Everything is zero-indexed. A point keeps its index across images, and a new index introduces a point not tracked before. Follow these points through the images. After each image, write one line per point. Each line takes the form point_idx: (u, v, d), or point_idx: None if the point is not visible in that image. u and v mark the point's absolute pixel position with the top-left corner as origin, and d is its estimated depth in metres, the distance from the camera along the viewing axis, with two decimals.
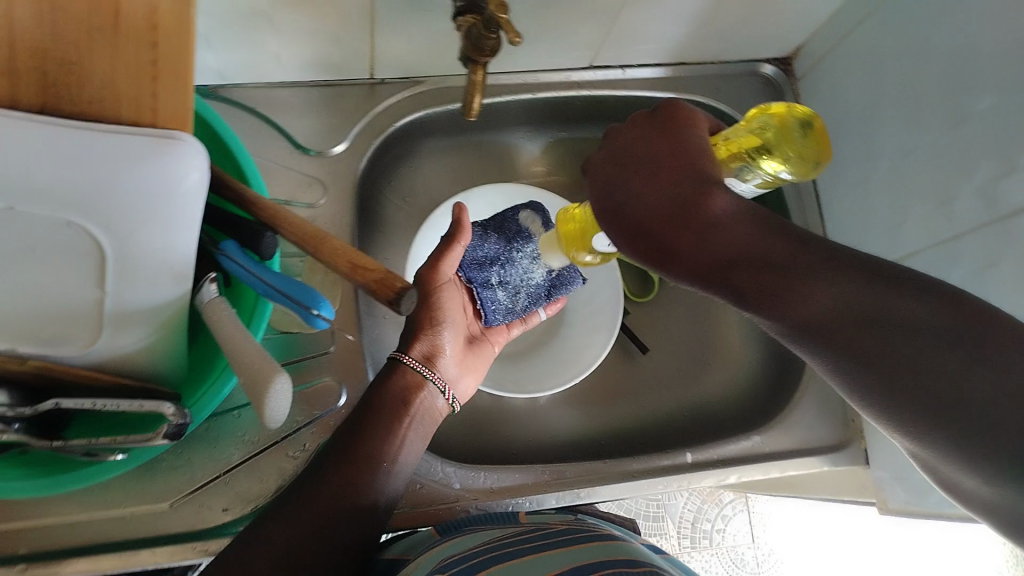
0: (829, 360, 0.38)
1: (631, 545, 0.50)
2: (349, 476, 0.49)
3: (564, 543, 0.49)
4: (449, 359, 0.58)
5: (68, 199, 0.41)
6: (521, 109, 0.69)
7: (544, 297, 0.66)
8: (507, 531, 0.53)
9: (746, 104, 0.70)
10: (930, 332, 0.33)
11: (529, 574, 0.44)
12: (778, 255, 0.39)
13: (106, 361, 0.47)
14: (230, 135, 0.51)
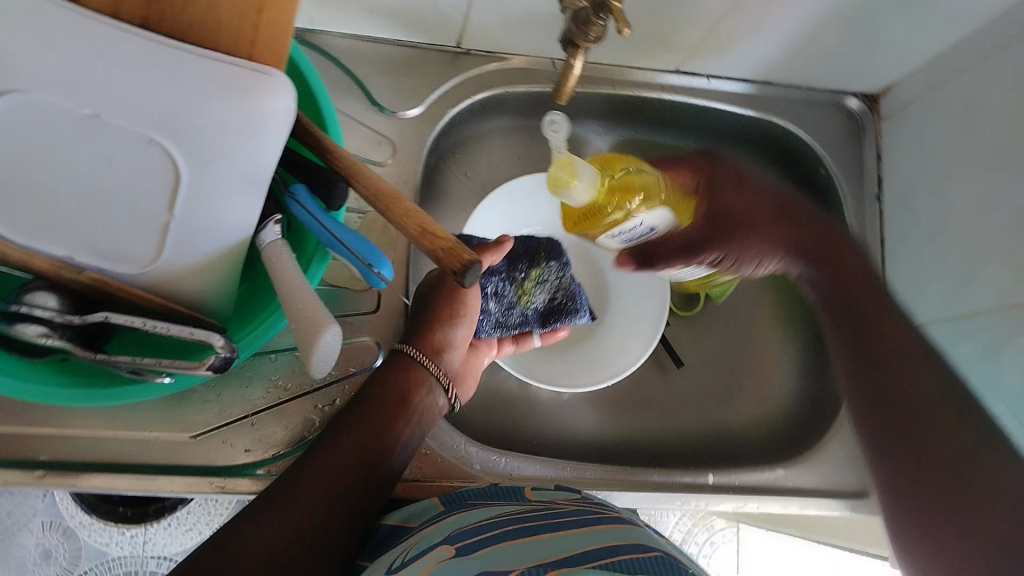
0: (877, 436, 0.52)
1: (641, 531, 0.48)
2: (348, 458, 0.49)
3: (575, 523, 0.48)
4: (453, 360, 0.58)
5: (153, 117, 0.41)
6: (598, 103, 0.68)
7: (536, 322, 0.65)
8: (516, 507, 0.51)
9: (825, 135, 0.69)
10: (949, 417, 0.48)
11: (536, 553, 0.42)
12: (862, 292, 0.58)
13: (160, 282, 0.47)
14: (314, 79, 0.51)
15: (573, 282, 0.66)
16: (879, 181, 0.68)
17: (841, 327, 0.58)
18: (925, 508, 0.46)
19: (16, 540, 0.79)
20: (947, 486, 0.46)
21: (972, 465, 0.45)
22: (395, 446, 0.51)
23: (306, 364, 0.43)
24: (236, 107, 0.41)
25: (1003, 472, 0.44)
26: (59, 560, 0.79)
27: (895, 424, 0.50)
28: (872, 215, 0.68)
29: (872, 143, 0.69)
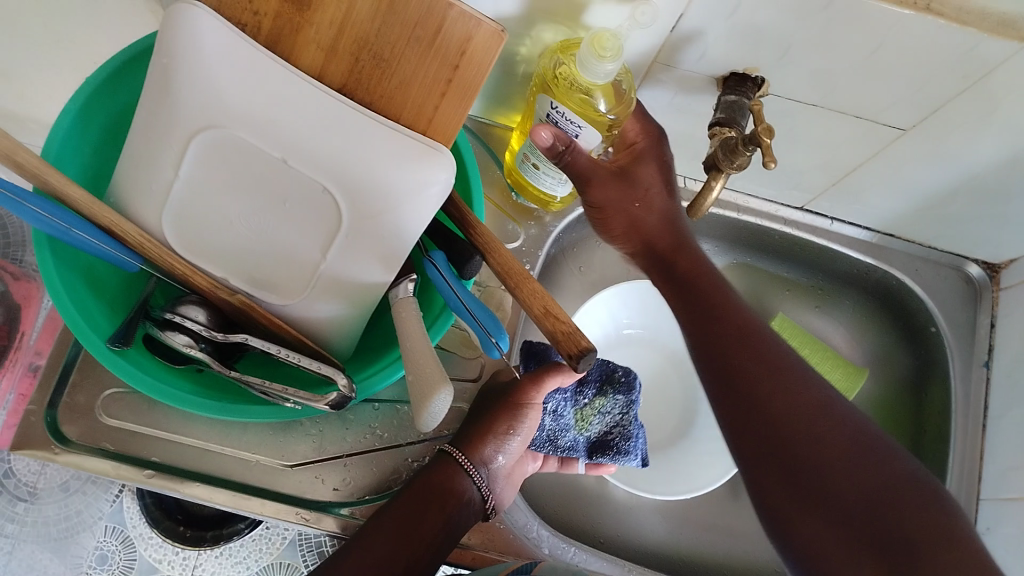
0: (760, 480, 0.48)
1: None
2: (376, 564, 0.50)
3: None
4: (501, 469, 0.58)
5: (330, 170, 0.46)
6: (719, 223, 0.71)
7: (587, 454, 0.63)
8: None
9: (939, 295, 0.68)
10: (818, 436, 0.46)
11: None
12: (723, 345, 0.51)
13: (300, 316, 0.51)
14: (470, 161, 0.55)
15: (635, 423, 0.63)
16: (989, 349, 0.67)
17: (682, 315, 0.55)
18: (780, 490, 0.47)
19: (77, 539, 0.82)
20: (799, 476, 0.46)
21: (835, 466, 0.45)
22: (426, 547, 0.52)
23: (415, 417, 0.46)
24: (408, 172, 0.46)
25: (841, 462, 0.45)
26: (111, 566, 0.81)
27: (738, 390, 0.50)
28: (978, 381, 0.67)
29: (987, 311, 0.68)
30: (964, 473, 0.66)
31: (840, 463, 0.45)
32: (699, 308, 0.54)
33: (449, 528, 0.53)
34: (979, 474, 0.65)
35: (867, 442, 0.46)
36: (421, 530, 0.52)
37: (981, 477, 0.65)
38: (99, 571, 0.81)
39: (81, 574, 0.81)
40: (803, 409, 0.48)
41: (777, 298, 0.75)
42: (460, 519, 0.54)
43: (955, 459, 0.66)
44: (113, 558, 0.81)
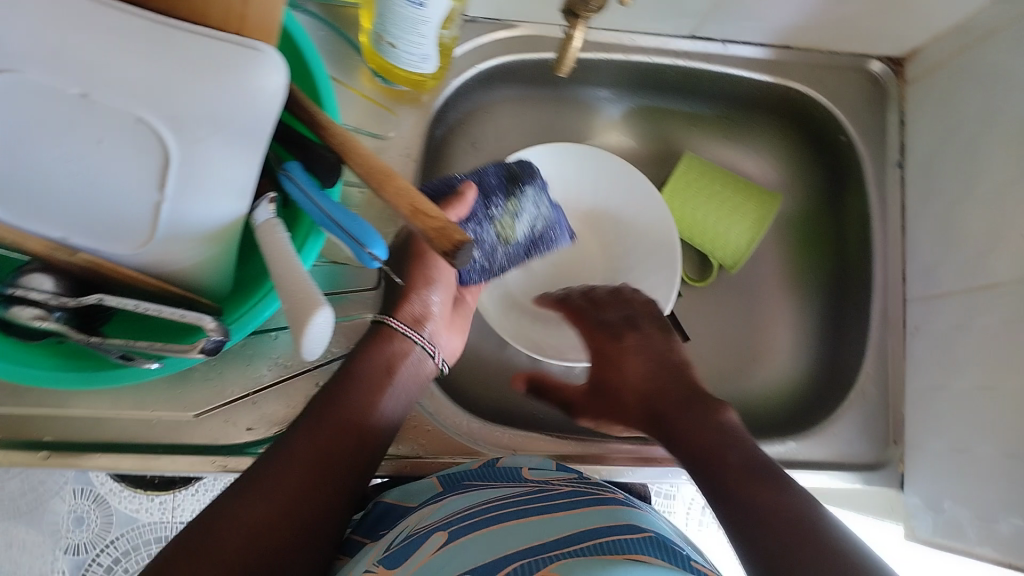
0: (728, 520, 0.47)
1: (635, 513, 0.48)
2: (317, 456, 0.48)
3: (569, 506, 0.47)
4: (437, 322, 0.58)
5: (142, 96, 0.40)
6: (609, 70, 0.66)
7: (524, 256, 0.62)
8: (510, 492, 0.50)
9: (844, 99, 0.66)
10: (774, 504, 0.46)
11: (526, 536, 0.43)
12: (698, 437, 0.52)
13: (156, 261, 0.46)
14: (312, 56, 0.49)
15: (547, 205, 0.62)
16: (901, 149, 0.65)
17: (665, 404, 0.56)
18: (742, 533, 0.45)
19: (49, 506, 0.76)
20: (755, 526, 0.45)
21: (786, 523, 0.44)
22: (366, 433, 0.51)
23: (294, 346, 0.42)
24: (234, 82, 0.40)
25: (790, 521, 0.44)
26: (85, 529, 0.77)
27: (710, 469, 0.50)
28: (893, 183, 0.65)
29: (895, 107, 0.65)
30: (888, 278, 0.64)
31: (788, 523, 0.44)
32: (662, 428, 0.55)
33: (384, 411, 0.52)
34: (903, 273, 0.64)
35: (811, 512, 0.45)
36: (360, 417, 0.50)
37: (905, 277, 0.64)
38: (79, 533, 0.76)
39: (60, 540, 0.77)
40: (756, 488, 0.47)
41: (685, 135, 0.72)
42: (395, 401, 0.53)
43: (880, 265, 0.65)
44: (86, 520, 0.77)
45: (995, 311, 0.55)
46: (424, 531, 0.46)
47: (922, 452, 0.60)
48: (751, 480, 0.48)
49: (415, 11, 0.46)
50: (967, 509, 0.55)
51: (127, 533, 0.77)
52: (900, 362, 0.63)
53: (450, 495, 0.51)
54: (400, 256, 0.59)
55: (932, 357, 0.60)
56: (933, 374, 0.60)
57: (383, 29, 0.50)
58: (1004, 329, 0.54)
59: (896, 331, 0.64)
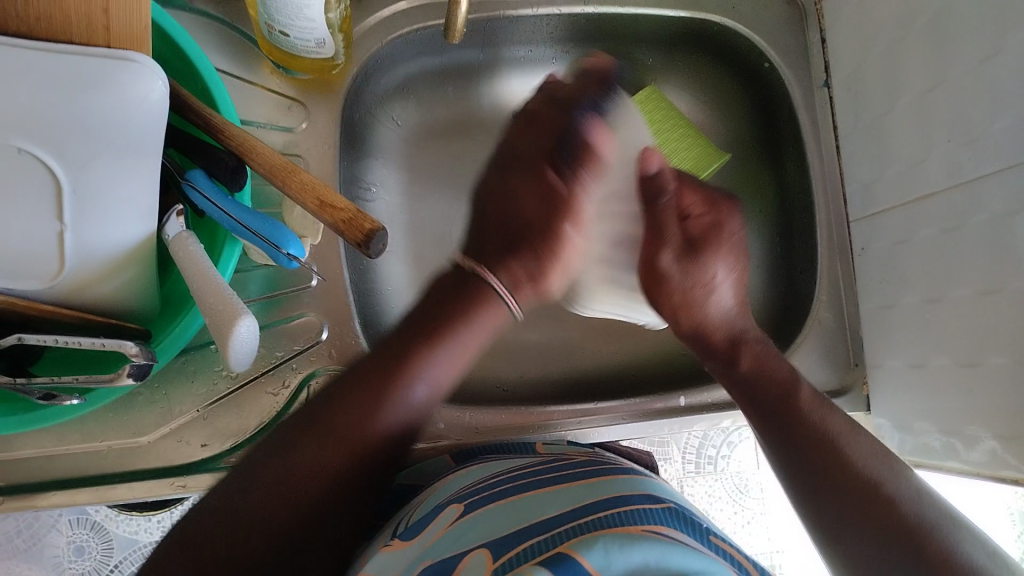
0: (801, 484, 0.48)
1: (650, 480, 0.48)
2: (329, 461, 0.44)
3: (577, 475, 0.48)
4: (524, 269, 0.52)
5: (18, 125, 0.39)
6: (521, 27, 0.64)
7: None
8: (526, 462, 0.52)
9: (760, 24, 0.65)
10: (862, 484, 0.46)
11: (546, 508, 0.43)
12: (767, 392, 0.52)
13: (71, 293, 0.43)
14: (197, 57, 0.47)
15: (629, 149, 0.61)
16: (826, 68, 0.65)
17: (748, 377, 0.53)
18: (826, 507, 0.46)
19: (47, 541, 0.77)
20: (842, 505, 0.46)
21: (871, 512, 0.45)
22: (383, 423, 0.45)
23: (223, 359, 0.41)
24: (111, 94, 0.39)
25: (865, 505, 0.45)
26: (93, 554, 0.77)
27: (795, 442, 0.49)
28: (822, 102, 0.65)
29: (815, 26, 0.65)
30: (829, 201, 0.64)
31: (864, 510, 0.45)
32: (744, 384, 0.53)
33: (419, 389, 0.47)
34: (844, 195, 0.64)
35: (881, 496, 0.46)
36: (382, 404, 0.45)
37: (846, 199, 0.64)
38: (83, 562, 0.77)
39: (66, 571, 0.77)
40: (844, 472, 0.47)
41: None
42: (432, 374, 0.47)
43: (823, 190, 0.64)
44: (91, 545, 0.77)
45: (932, 222, 0.54)
46: (438, 506, 0.47)
47: (882, 372, 0.60)
48: (833, 458, 0.48)
49: None
50: (931, 424, 0.56)
51: (131, 554, 0.77)
52: (853, 284, 0.63)
53: (460, 470, 0.54)
54: (330, 250, 0.58)
55: (880, 275, 0.60)
56: (884, 291, 0.60)
57: (270, 17, 0.48)
58: (943, 238, 0.54)
59: (845, 253, 0.63)
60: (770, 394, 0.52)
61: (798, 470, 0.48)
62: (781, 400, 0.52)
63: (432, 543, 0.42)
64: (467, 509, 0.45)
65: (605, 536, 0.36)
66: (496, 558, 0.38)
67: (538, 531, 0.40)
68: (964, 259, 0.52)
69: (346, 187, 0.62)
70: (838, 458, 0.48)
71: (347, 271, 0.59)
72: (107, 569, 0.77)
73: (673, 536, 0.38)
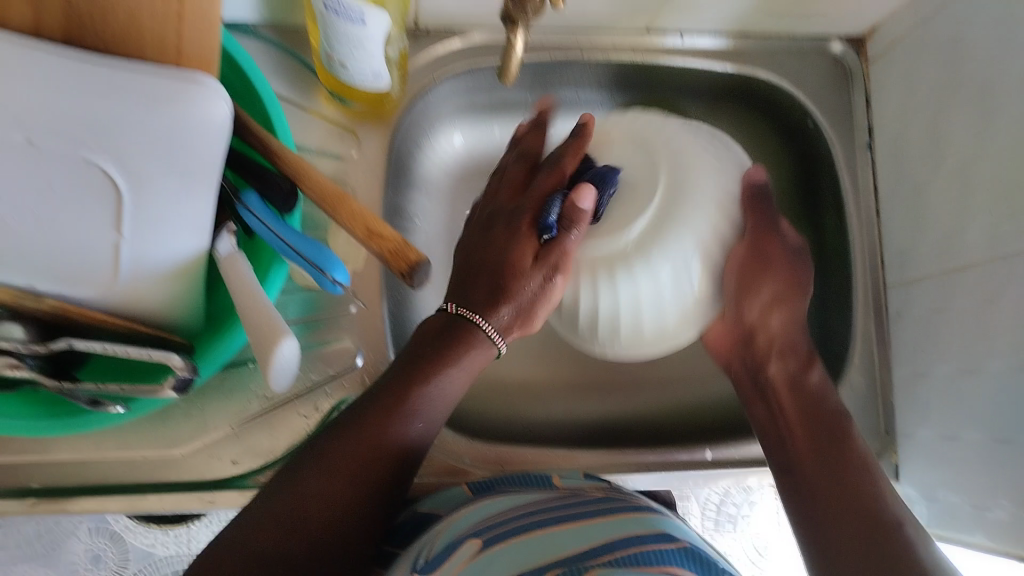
0: (806, 519, 0.50)
1: (667, 519, 0.48)
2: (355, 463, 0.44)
3: (596, 511, 0.48)
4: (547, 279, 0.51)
5: (87, 137, 0.40)
6: (570, 73, 0.66)
7: None
8: (546, 496, 0.52)
9: (805, 81, 0.66)
10: (869, 525, 0.47)
11: (564, 545, 0.43)
12: (823, 429, 0.54)
13: (124, 302, 0.46)
14: (260, 83, 0.49)
15: None
16: (869, 128, 0.65)
17: (801, 420, 0.54)
18: (830, 543, 0.47)
19: (67, 547, 0.77)
20: (847, 543, 0.47)
21: (866, 551, 0.46)
22: (393, 440, 0.45)
23: (263, 375, 0.42)
24: (175, 113, 0.40)
25: (860, 547, 0.46)
26: (109, 565, 0.77)
27: (824, 480, 0.50)
28: (864, 163, 0.65)
29: (860, 88, 0.66)
30: (867, 262, 0.64)
31: (862, 552, 0.46)
32: (815, 422, 0.54)
33: (416, 416, 0.46)
34: (880, 257, 0.64)
35: (878, 534, 0.46)
36: (390, 425, 0.45)
37: (883, 260, 0.64)
38: (98, 571, 0.77)
39: None
40: (860, 519, 0.47)
41: None
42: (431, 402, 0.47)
43: (860, 251, 0.64)
44: (107, 556, 0.78)
45: (970, 292, 0.55)
46: (458, 536, 0.46)
47: (914, 442, 0.60)
48: (858, 503, 0.48)
49: (358, 29, 0.47)
50: (958, 494, 0.56)
51: (145, 568, 0.78)
52: (886, 348, 0.63)
53: (479, 500, 0.53)
54: (371, 277, 0.59)
55: (916, 339, 0.60)
56: (918, 359, 0.60)
57: (330, 49, 0.50)
58: (980, 309, 0.54)
59: (879, 317, 0.63)
60: (826, 438, 0.53)
61: (823, 515, 0.49)
62: (832, 444, 0.53)
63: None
64: (489, 540, 0.45)
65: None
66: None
67: (554, 569, 0.40)
68: (1001, 333, 0.52)
69: (389, 217, 0.63)
70: (864, 501, 0.48)
71: (386, 301, 0.60)
72: None
73: None
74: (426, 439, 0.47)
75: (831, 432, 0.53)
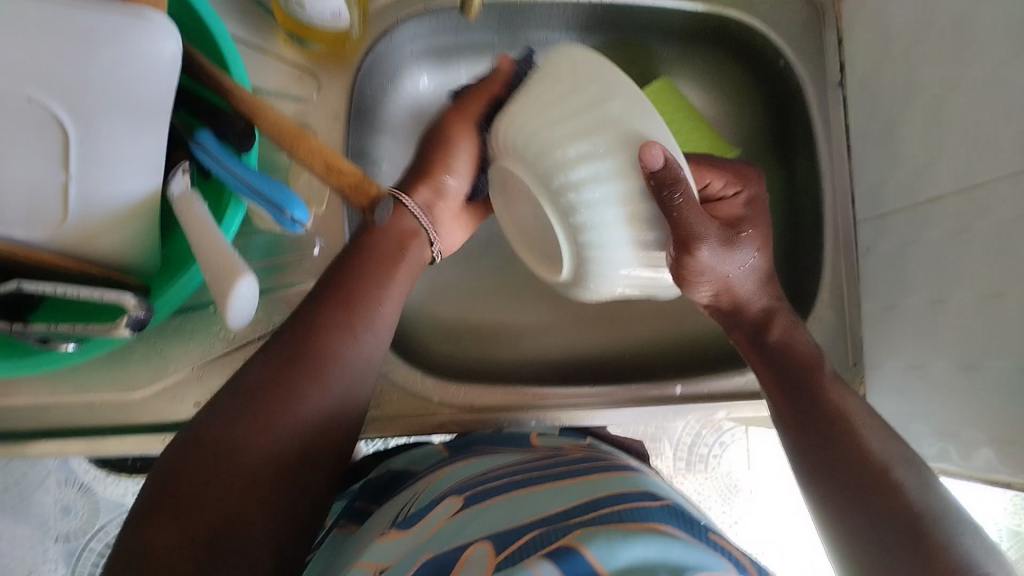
0: (812, 474, 0.48)
1: (646, 477, 0.48)
2: (271, 428, 0.42)
3: (580, 470, 0.48)
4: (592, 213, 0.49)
5: (29, 74, 0.39)
6: (539, 11, 0.64)
7: None
8: (525, 456, 0.52)
9: (777, 21, 0.65)
10: (870, 468, 0.45)
11: (548, 503, 0.43)
12: (796, 373, 0.52)
13: (72, 244, 0.44)
14: (210, 16, 0.47)
15: None
16: (840, 69, 0.65)
17: (776, 379, 0.53)
18: (835, 496, 0.46)
19: (34, 498, 0.77)
20: (851, 490, 0.45)
21: (870, 497, 0.44)
22: (337, 374, 0.45)
23: (221, 316, 0.41)
24: (121, 49, 0.39)
25: (863, 493, 0.44)
26: (79, 514, 0.77)
27: (816, 427, 0.49)
28: (835, 104, 0.65)
29: (833, 27, 0.65)
30: (837, 204, 0.64)
31: (866, 499, 0.44)
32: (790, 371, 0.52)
33: (355, 357, 0.46)
34: (850, 197, 0.64)
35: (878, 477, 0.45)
36: (334, 347, 0.45)
37: (853, 200, 0.64)
38: (68, 521, 0.77)
39: (53, 528, 0.77)
40: (855, 462, 0.46)
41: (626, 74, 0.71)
42: (357, 353, 0.47)
43: (830, 193, 0.64)
44: (78, 505, 0.77)
45: (940, 226, 0.55)
46: (438, 496, 0.47)
47: (880, 378, 0.61)
48: (851, 448, 0.47)
49: None
50: (923, 427, 0.57)
51: (117, 517, 0.78)
52: (856, 289, 0.63)
53: (458, 461, 0.53)
54: (335, 217, 0.58)
55: (884, 278, 0.60)
56: (885, 297, 0.60)
57: None
58: (950, 243, 0.54)
59: (848, 255, 0.64)
60: (799, 384, 0.51)
61: (822, 466, 0.47)
62: (804, 389, 0.51)
63: (433, 531, 0.42)
64: (469, 500, 0.45)
65: (606, 531, 0.36)
66: (499, 551, 0.38)
67: (535, 528, 0.40)
68: (970, 266, 0.52)
69: (354, 158, 0.62)
70: (852, 442, 0.47)
71: (350, 239, 0.59)
72: (92, 529, 0.77)
73: (673, 534, 0.37)
74: (368, 370, 0.48)
75: (802, 378, 0.51)
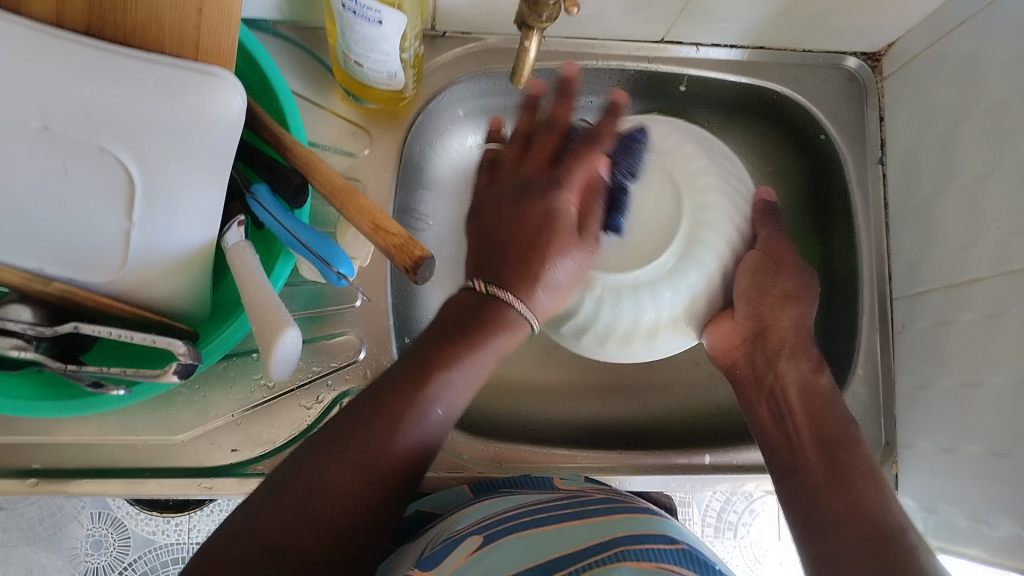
0: (814, 544, 0.48)
1: (665, 521, 0.47)
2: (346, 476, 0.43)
3: (596, 510, 0.48)
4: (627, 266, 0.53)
5: (103, 124, 0.41)
6: (584, 78, 0.66)
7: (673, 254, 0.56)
8: (543, 496, 0.52)
9: (821, 96, 0.66)
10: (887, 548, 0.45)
11: (557, 543, 0.43)
12: (823, 421, 0.53)
13: (131, 290, 0.46)
14: (274, 75, 0.50)
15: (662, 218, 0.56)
16: (881, 144, 0.65)
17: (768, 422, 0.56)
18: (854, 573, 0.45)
19: (69, 530, 0.77)
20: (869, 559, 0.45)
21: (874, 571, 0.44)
22: (419, 417, 0.45)
23: (264, 366, 0.42)
24: (188, 106, 0.41)
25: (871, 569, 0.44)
26: (110, 549, 0.78)
27: (822, 499, 0.49)
28: (875, 178, 0.65)
29: (874, 103, 0.66)
30: (873, 277, 0.64)
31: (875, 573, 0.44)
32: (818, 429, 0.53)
33: (449, 393, 0.46)
34: (889, 271, 0.64)
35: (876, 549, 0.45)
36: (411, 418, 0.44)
37: (890, 276, 0.64)
38: (99, 556, 0.77)
39: (83, 562, 0.77)
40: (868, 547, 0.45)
41: None
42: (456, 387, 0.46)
43: (868, 268, 0.64)
44: (109, 540, 0.78)
45: (976, 306, 0.54)
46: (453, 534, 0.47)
47: (914, 454, 0.60)
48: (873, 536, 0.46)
49: (373, 29, 0.47)
50: (956, 506, 0.56)
51: (146, 554, 0.78)
52: (892, 365, 0.63)
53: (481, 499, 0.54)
54: (377, 270, 0.59)
55: (921, 356, 0.60)
56: (922, 372, 0.60)
57: (347, 48, 0.51)
58: (987, 326, 0.53)
59: (883, 329, 0.63)
60: (820, 436, 0.53)
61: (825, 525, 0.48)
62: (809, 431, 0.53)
63: (444, 571, 0.42)
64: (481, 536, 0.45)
65: (618, 568, 0.37)
66: None
67: None
68: (1005, 348, 0.52)
69: (398, 214, 0.64)
70: (868, 517, 0.47)
71: (390, 294, 0.60)
72: (121, 565, 0.78)
73: None
74: (456, 409, 0.48)
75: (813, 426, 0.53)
